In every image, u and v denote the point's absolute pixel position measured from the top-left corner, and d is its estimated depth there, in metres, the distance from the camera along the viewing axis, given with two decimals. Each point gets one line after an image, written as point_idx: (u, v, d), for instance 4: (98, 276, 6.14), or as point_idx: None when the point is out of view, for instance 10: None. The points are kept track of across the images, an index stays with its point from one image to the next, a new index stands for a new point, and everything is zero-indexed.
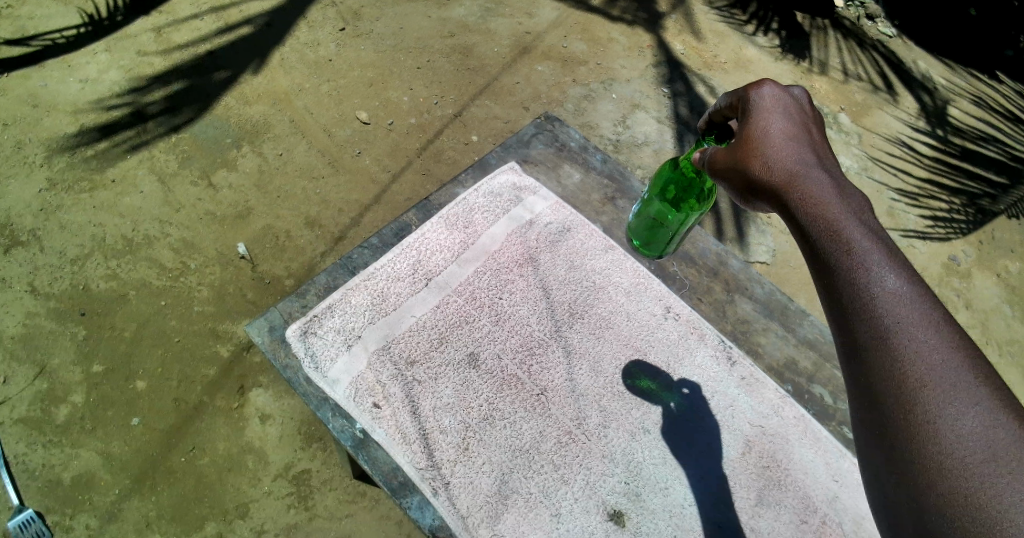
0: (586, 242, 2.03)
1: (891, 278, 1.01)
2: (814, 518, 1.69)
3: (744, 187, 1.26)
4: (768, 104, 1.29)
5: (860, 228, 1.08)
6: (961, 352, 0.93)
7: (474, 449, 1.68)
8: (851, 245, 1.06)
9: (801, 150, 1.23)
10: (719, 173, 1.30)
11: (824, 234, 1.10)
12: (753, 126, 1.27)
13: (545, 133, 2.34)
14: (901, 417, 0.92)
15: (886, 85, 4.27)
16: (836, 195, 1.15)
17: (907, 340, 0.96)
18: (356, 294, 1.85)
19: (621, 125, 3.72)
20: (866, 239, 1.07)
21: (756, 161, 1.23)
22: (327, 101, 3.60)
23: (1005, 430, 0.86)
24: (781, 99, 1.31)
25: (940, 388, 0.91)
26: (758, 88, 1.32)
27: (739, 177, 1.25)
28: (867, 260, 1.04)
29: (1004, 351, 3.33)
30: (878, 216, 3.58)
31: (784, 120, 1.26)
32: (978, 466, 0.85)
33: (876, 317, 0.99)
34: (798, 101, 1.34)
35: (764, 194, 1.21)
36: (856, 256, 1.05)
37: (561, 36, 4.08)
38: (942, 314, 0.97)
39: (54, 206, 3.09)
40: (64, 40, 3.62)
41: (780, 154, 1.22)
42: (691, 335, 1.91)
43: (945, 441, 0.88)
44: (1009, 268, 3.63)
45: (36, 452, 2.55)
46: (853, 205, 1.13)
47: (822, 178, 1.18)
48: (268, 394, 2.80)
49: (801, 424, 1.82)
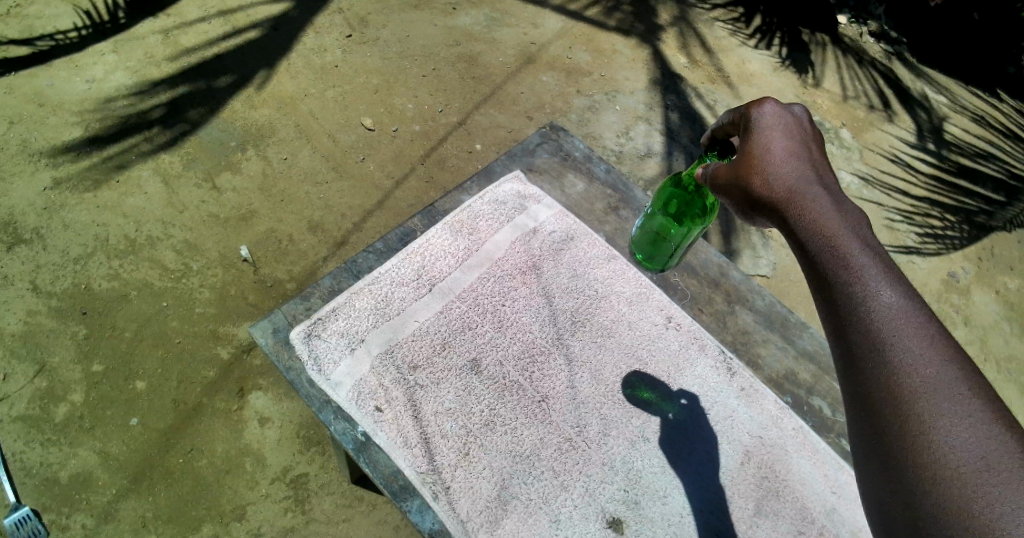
0: (589, 251, 2.05)
1: (889, 292, 1.03)
2: (811, 529, 1.70)
3: (746, 202, 1.27)
4: (769, 122, 1.31)
5: (859, 244, 1.10)
6: (957, 366, 0.95)
7: (474, 454, 1.69)
8: (849, 261, 1.08)
9: (802, 166, 1.25)
10: (722, 188, 1.32)
11: (823, 248, 1.11)
12: (754, 142, 1.29)
13: (550, 143, 2.36)
14: (897, 426, 0.93)
15: (886, 102, 4.30)
16: (836, 211, 1.17)
17: (903, 353, 0.97)
18: (360, 298, 1.86)
19: (623, 136, 3.75)
20: (864, 254, 1.09)
21: (758, 177, 1.25)
22: (332, 106, 3.63)
23: (998, 441, 0.87)
24: (782, 115, 1.33)
25: (935, 400, 0.92)
26: (759, 106, 1.34)
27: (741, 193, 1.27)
28: (866, 275, 1.05)
29: (1001, 368, 3.34)
30: (877, 232, 3.60)
31: (786, 137, 1.28)
32: (970, 474, 0.85)
33: (873, 332, 1.00)
34: (798, 118, 1.35)
35: (766, 209, 1.23)
36: (855, 270, 1.07)
37: (566, 47, 4.12)
38: (937, 329, 0.99)
39: (58, 205, 3.11)
40: (71, 41, 3.64)
41: (782, 171, 1.24)
42: (692, 345, 1.93)
43: (940, 451, 0.89)
44: (1007, 285, 3.66)
45: (34, 450, 2.55)
46: (852, 223, 1.15)
47: (822, 194, 1.20)
48: (268, 397, 2.81)
49: (800, 436, 1.83)
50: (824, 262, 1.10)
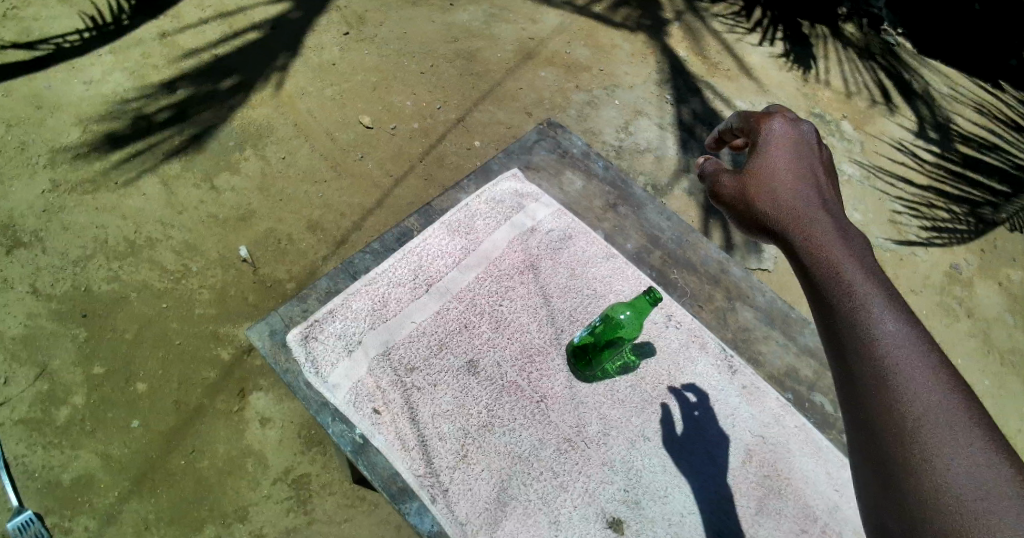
0: (587, 250, 2.02)
1: (892, 316, 1.02)
2: (814, 527, 1.69)
3: (749, 218, 1.31)
4: (776, 144, 1.37)
5: (860, 267, 1.10)
6: (959, 391, 0.93)
7: (473, 456, 1.68)
8: (850, 285, 1.07)
9: (804, 188, 1.28)
10: (727, 204, 1.37)
11: (824, 270, 1.11)
12: (760, 164, 1.35)
13: (548, 139, 2.33)
14: (894, 444, 0.92)
15: (885, 95, 4.25)
16: (837, 233, 1.18)
17: (903, 375, 0.96)
18: (356, 299, 1.85)
19: (623, 131, 3.73)
20: (864, 276, 1.09)
21: (760, 198, 1.30)
22: (330, 105, 3.61)
23: (997, 468, 0.85)
24: (790, 137, 1.38)
25: (935, 424, 0.91)
26: (769, 129, 1.40)
27: (745, 211, 1.32)
28: (866, 299, 1.04)
29: (1004, 361, 3.34)
30: (879, 225, 3.59)
31: (789, 160, 1.33)
32: (970, 500, 0.84)
33: (873, 353, 0.99)
34: (807, 142, 1.38)
35: (767, 226, 1.27)
36: (856, 292, 1.06)
37: (565, 42, 4.08)
38: (937, 355, 0.97)
39: (57, 207, 3.10)
40: (73, 44, 3.62)
41: (783, 192, 1.28)
42: (693, 343, 1.91)
43: (940, 477, 0.87)
44: (1011, 277, 3.63)
45: (36, 453, 2.56)
46: (853, 246, 1.15)
47: (823, 217, 1.22)
48: (269, 398, 2.80)
49: (802, 434, 1.81)
50: (824, 283, 1.10)
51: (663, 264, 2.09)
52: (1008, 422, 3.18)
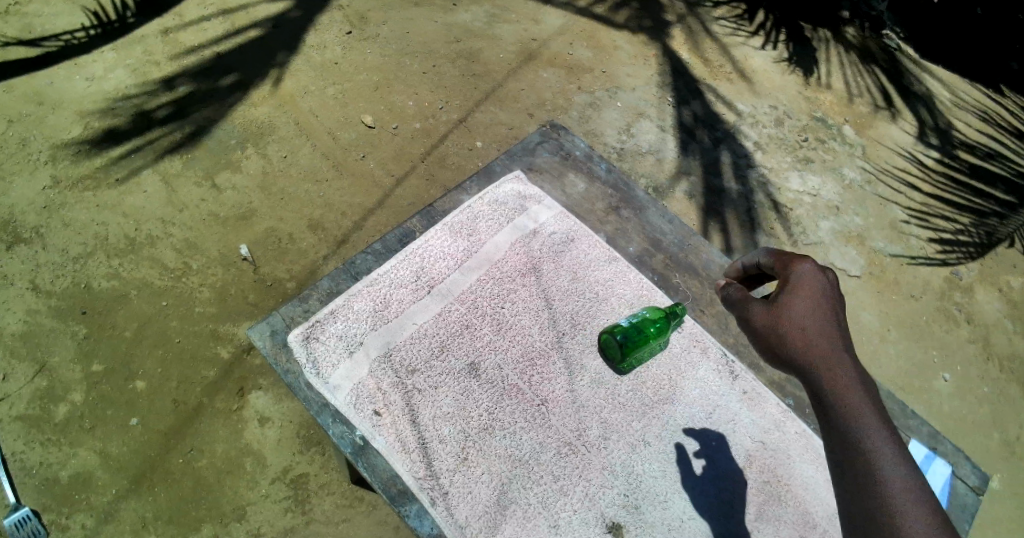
0: (589, 253, 2.01)
1: (912, 497, 1.10)
2: (813, 534, 1.69)
3: (774, 351, 1.35)
4: (806, 284, 1.40)
5: (884, 437, 1.17)
6: None
7: (473, 459, 1.68)
8: (875, 459, 1.14)
9: (832, 334, 1.32)
10: (755, 331, 1.40)
11: (852, 436, 1.18)
12: (791, 301, 1.38)
13: (550, 141, 2.32)
14: None
15: (886, 100, 4.22)
16: (862, 391, 1.24)
17: None
18: (358, 300, 1.85)
19: (625, 133, 3.73)
20: (888, 446, 1.16)
21: (790, 335, 1.33)
22: (332, 104, 3.60)
23: None
24: (819, 280, 1.41)
25: None
26: (800, 269, 1.43)
27: (772, 344, 1.36)
28: (891, 478, 1.12)
29: (1004, 367, 3.34)
30: (880, 232, 3.61)
31: (819, 302, 1.37)
32: None
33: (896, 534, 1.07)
34: (832, 284, 1.43)
35: (794, 367, 1.31)
36: (881, 470, 1.13)
37: (568, 43, 4.07)
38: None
39: (57, 204, 3.09)
40: (79, 42, 3.60)
41: (812, 334, 1.32)
42: (695, 348, 1.90)
43: None
44: (1012, 283, 3.61)
45: (34, 450, 2.56)
46: (876, 408, 1.22)
47: (850, 369, 1.27)
48: (268, 397, 2.79)
49: (803, 440, 1.81)
50: (851, 448, 1.17)
51: (664, 267, 2.09)
52: (1007, 428, 3.19)
